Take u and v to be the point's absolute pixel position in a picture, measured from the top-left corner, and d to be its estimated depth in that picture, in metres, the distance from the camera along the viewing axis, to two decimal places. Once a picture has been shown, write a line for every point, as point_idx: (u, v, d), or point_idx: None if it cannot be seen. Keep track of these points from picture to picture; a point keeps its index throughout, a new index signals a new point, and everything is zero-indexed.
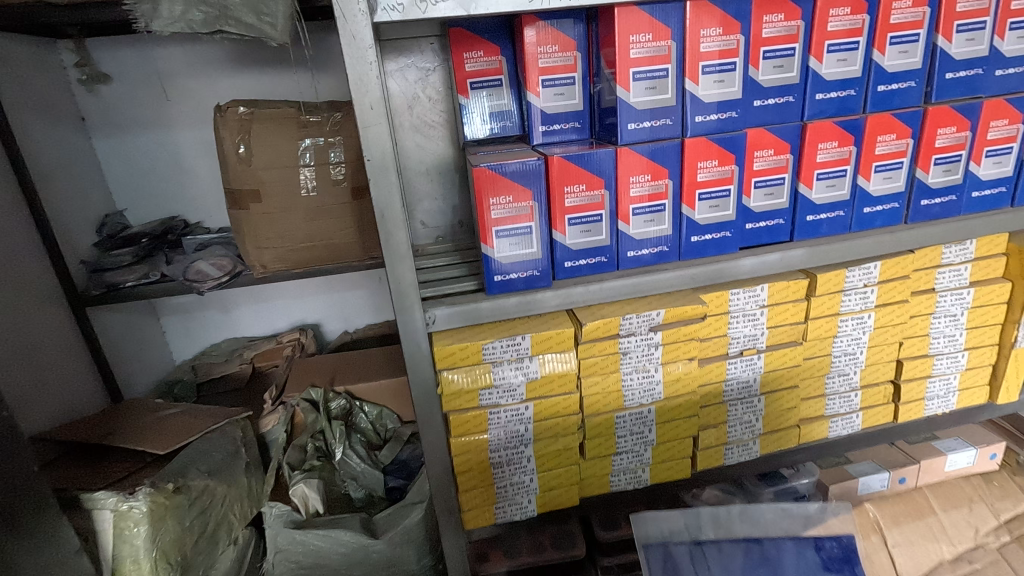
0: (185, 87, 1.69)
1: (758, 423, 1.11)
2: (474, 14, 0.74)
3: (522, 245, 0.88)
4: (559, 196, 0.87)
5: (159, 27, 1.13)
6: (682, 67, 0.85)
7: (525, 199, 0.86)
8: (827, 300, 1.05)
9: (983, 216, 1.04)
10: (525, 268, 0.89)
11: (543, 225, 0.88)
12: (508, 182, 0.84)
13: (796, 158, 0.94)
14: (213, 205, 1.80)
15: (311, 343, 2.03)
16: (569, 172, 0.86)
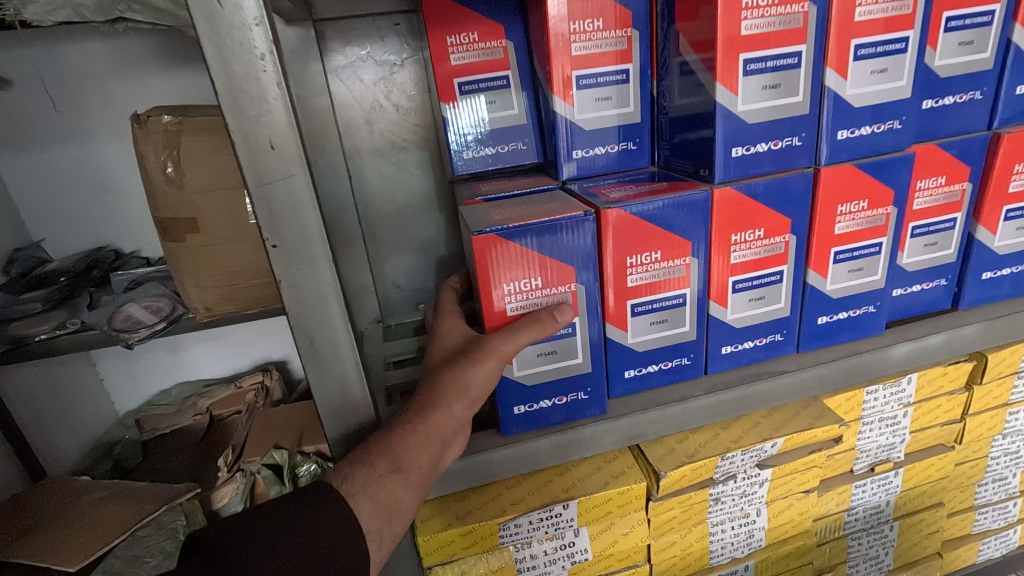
0: (98, 92, 1.08)
1: (887, 558, 0.78)
2: None
3: (559, 353, 0.53)
4: (615, 275, 0.52)
5: (32, 16, 0.69)
6: (824, 50, 0.50)
7: (563, 282, 0.51)
8: (995, 387, 0.71)
9: None
10: (564, 388, 0.54)
11: (594, 320, 0.53)
12: (533, 258, 0.49)
13: (975, 188, 0.60)
14: (149, 240, 1.19)
15: (277, 387, 1.41)
16: (631, 235, 0.51)
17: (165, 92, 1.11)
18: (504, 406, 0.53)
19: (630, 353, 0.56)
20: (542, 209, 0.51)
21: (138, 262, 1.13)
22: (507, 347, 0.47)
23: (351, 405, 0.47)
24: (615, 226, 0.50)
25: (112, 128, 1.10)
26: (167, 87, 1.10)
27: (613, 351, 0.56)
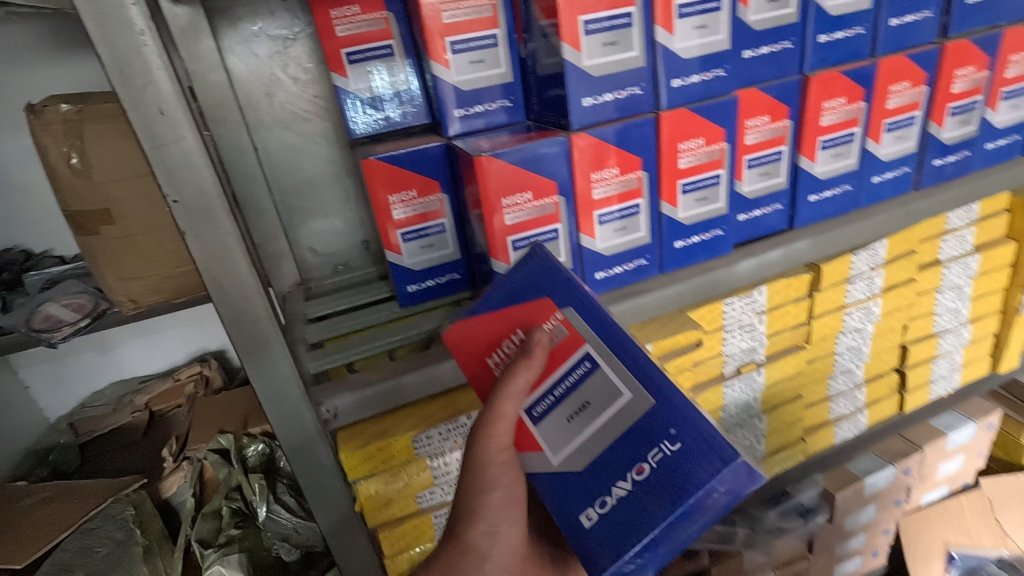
0: None
1: (759, 446, 0.92)
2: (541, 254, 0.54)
3: (591, 404, 0.45)
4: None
5: None
6: (652, 11, 0.59)
7: (547, 314, 0.49)
8: (832, 293, 0.85)
9: (998, 171, 0.86)
10: (641, 449, 0.42)
11: (625, 344, 0.45)
12: (501, 315, 0.52)
13: (795, 124, 0.71)
14: (65, 235, 1.21)
15: (218, 376, 1.48)
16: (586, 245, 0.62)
17: (65, 82, 1.12)
18: (569, 526, 0.45)
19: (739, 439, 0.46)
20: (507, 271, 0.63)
21: (50, 261, 1.15)
22: (496, 426, 0.47)
23: (266, 346, 0.52)
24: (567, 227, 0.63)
25: (12, 122, 1.10)
26: (65, 76, 1.11)
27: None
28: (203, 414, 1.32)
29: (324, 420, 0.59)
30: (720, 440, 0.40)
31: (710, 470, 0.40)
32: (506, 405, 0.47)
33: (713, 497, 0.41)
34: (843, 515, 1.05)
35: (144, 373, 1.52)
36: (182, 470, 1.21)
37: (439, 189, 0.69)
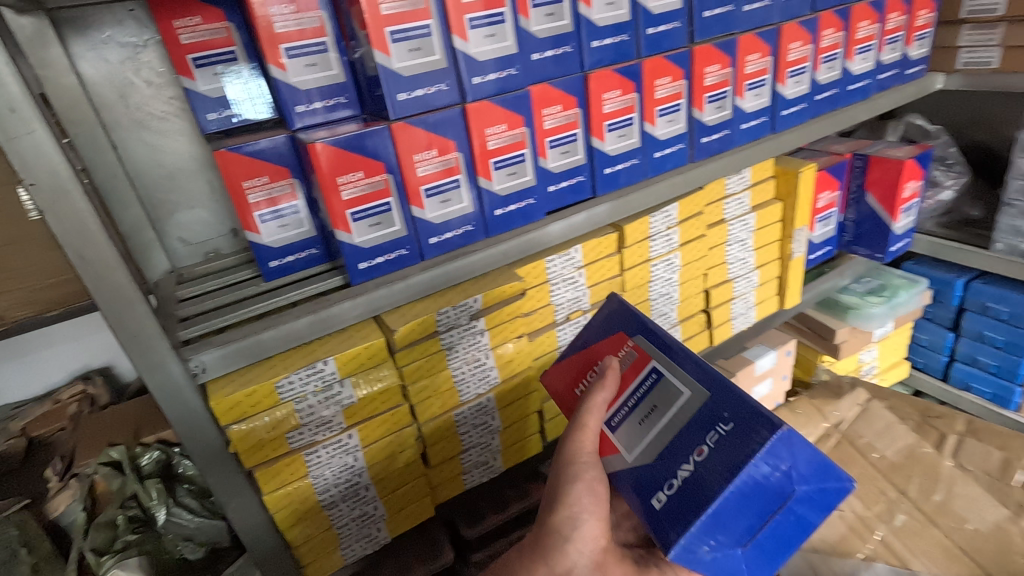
0: None
1: None
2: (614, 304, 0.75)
3: (658, 405, 0.60)
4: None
5: None
6: (446, 23, 0.74)
7: (623, 343, 0.68)
8: (637, 249, 1.06)
9: (753, 145, 1.11)
10: (704, 433, 0.55)
11: (685, 357, 0.61)
12: (593, 353, 0.72)
13: (584, 111, 0.89)
14: None
15: (103, 393, 1.50)
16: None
17: None
18: (646, 509, 0.56)
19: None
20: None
21: None
22: (580, 431, 0.62)
23: (132, 306, 0.63)
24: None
25: None
26: None
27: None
28: (88, 429, 1.34)
29: (194, 373, 0.70)
30: (766, 415, 0.52)
31: (762, 439, 0.50)
32: (590, 416, 0.63)
33: (768, 466, 0.51)
34: None
35: (17, 399, 1.50)
36: (70, 487, 1.20)
37: (290, 175, 0.78)
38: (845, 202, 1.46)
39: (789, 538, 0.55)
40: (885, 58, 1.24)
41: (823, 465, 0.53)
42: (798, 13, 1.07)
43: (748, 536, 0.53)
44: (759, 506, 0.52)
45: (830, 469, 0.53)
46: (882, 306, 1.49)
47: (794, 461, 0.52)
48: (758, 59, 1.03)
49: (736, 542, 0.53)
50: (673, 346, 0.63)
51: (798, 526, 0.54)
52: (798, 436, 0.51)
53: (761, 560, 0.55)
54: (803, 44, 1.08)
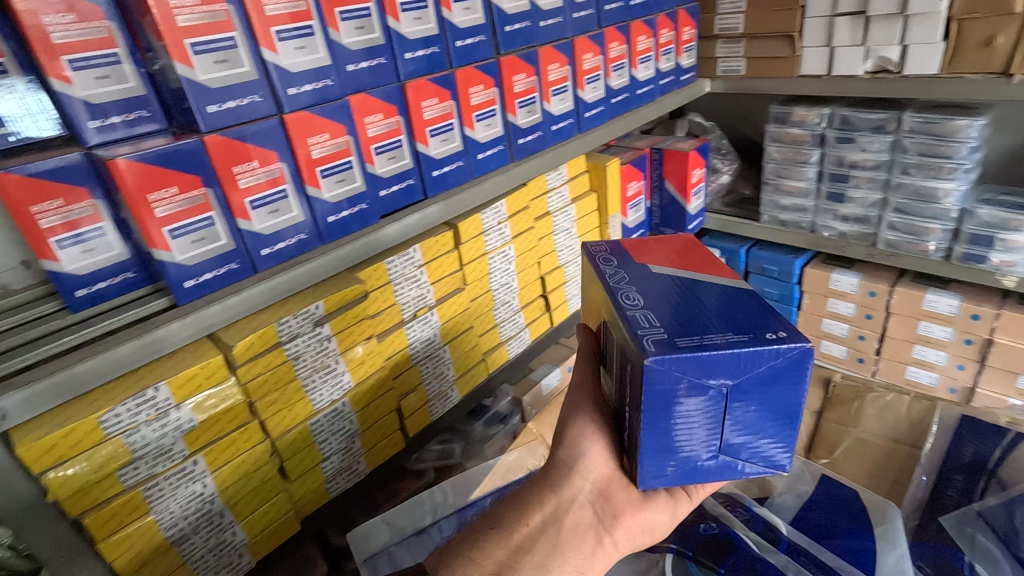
0: None
1: (450, 371, 1.16)
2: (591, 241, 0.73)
3: (609, 340, 0.59)
4: (706, 251, 0.66)
5: None
6: (253, 35, 0.74)
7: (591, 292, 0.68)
8: (474, 245, 1.14)
9: (565, 144, 1.25)
10: (623, 371, 0.52)
11: (612, 290, 0.58)
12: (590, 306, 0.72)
13: (406, 118, 0.94)
14: None
15: None
16: (661, 242, 0.70)
17: None
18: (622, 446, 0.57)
19: (738, 329, 0.49)
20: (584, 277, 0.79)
21: None
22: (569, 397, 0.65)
23: None
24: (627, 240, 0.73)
25: None
26: None
27: (670, 322, 0.50)
28: None
29: None
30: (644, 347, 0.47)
31: (641, 372, 0.47)
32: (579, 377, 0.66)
33: (668, 395, 0.47)
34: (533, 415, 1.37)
35: None
36: None
37: (90, 197, 0.72)
38: (650, 190, 1.70)
39: (774, 416, 0.50)
40: (663, 66, 1.47)
41: (746, 356, 0.46)
42: (587, 28, 1.23)
43: (717, 440, 0.50)
44: (697, 420, 0.49)
45: (757, 355, 0.46)
46: None
47: (695, 375, 0.47)
48: (558, 68, 1.17)
49: (705, 451, 0.51)
50: (602, 290, 0.61)
51: (765, 409, 0.49)
52: (674, 354, 0.46)
53: (758, 447, 0.51)
54: (594, 55, 1.24)
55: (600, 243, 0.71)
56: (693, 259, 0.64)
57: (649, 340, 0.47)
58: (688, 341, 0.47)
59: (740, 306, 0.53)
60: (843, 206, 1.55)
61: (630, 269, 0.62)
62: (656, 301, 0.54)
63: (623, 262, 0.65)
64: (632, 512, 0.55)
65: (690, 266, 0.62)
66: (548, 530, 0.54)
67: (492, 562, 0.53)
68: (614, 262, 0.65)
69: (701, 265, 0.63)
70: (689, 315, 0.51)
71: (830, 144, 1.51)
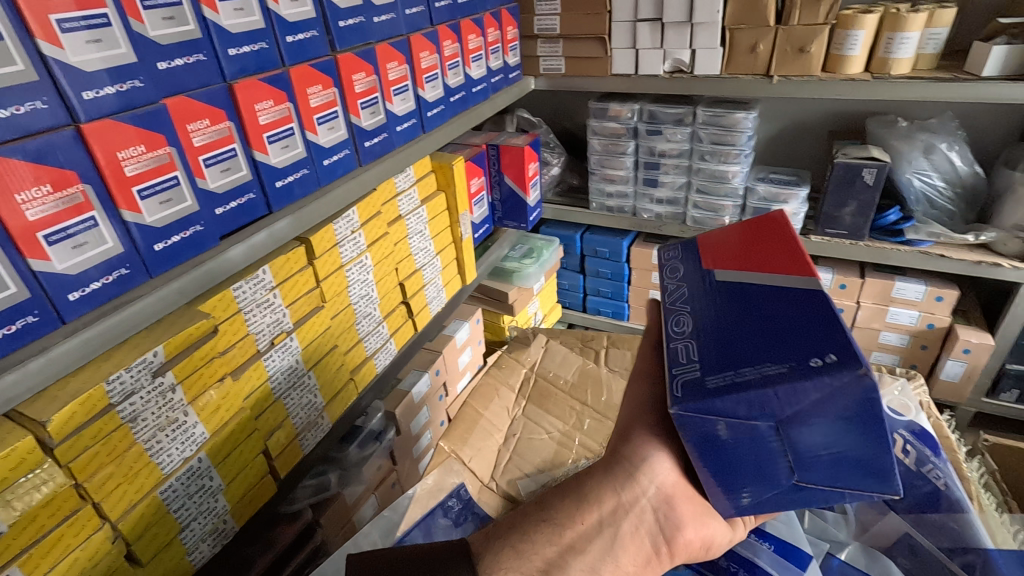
0: None
1: (317, 398, 1.07)
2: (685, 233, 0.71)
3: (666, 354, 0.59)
4: (790, 239, 0.62)
5: None
6: (25, 25, 0.58)
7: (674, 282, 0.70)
8: (329, 258, 1.05)
9: (411, 145, 1.22)
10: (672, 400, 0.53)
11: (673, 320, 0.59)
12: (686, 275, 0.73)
13: (237, 124, 0.83)
14: None
15: None
16: (741, 233, 0.68)
17: None
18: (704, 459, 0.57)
19: (781, 355, 0.47)
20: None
21: None
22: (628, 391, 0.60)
23: None
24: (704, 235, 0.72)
25: None
26: None
27: (706, 356, 0.51)
28: None
29: None
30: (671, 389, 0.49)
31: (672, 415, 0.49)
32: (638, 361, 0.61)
33: (709, 434, 0.48)
34: (408, 425, 1.33)
35: None
36: None
37: None
38: (490, 185, 1.74)
39: (850, 441, 0.46)
40: (492, 64, 1.50)
41: (783, 392, 0.45)
42: (419, 26, 1.20)
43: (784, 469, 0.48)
44: (753, 453, 0.49)
45: (796, 390, 0.44)
46: (535, 265, 1.80)
47: (731, 415, 0.47)
48: (396, 67, 1.13)
49: (781, 483, 0.49)
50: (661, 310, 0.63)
51: (829, 436, 0.46)
52: (698, 396, 0.47)
53: (842, 478, 0.47)
54: (430, 53, 1.22)
55: (674, 248, 0.72)
56: (769, 254, 0.61)
57: (678, 386, 0.49)
58: (718, 381, 0.48)
59: (792, 319, 0.51)
60: (656, 190, 1.76)
61: (690, 280, 0.63)
62: (699, 326, 0.55)
63: (688, 271, 0.65)
64: (695, 526, 0.54)
65: (760, 264, 0.60)
66: (605, 532, 0.52)
67: (540, 559, 0.50)
68: (680, 271, 0.67)
69: (775, 258, 0.60)
70: (738, 343, 0.51)
71: (642, 137, 1.69)
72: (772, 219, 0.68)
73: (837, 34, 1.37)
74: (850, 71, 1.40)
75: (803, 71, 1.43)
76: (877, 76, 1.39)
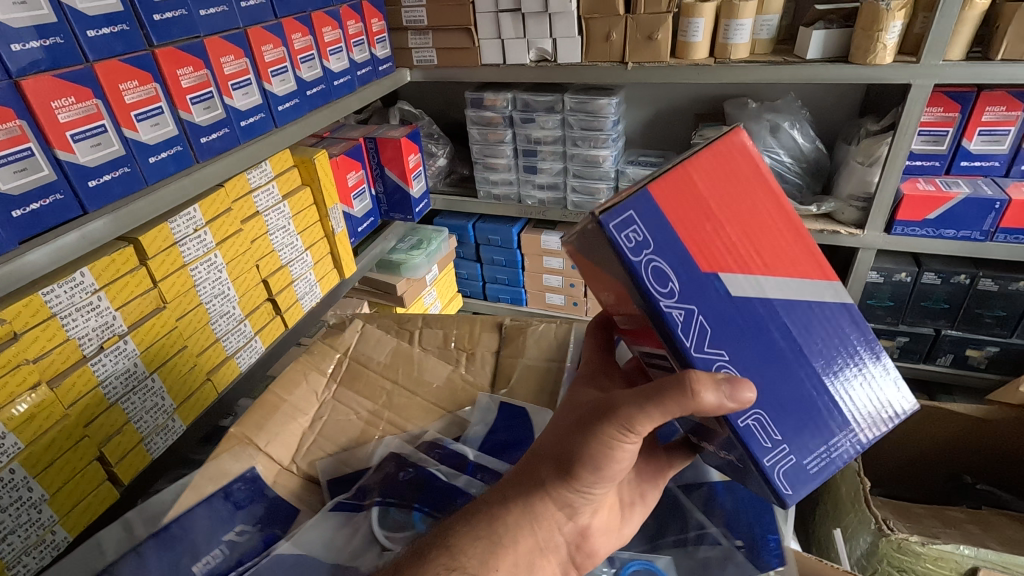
0: None
1: (166, 401, 1.05)
2: (708, 161, 0.47)
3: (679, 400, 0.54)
4: (776, 189, 0.48)
5: None
6: None
7: (717, 266, 0.47)
8: (167, 256, 1.03)
9: (260, 140, 1.20)
10: (726, 447, 0.54)
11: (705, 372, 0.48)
12: (698, 237, 0.46)
13: (32, 122, 0.80)
14: None
15: None
16: (715, 181, 0.47)
17: None
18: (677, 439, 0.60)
19: (855, 412, 0.52)
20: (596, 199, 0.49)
21: None
22: (607, 433, 0.50)
23: None
24: (663, 187, 0.46)
25: None
26: None
27: (786, 428, 0.50)
28: None
29: None
30: (779, 489, 0.51)
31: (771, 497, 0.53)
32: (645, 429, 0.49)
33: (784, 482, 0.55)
34: None
35: None
36: None
37: None
38: (372, 179, 1.74)
39: None
40: (356, 57, 1.49)
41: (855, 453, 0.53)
42: (260, 17, 1.17)
43: None
44: None
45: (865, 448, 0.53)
46: (424, 256, 1.82)
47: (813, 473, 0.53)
48: (232, 61, 1.11)
49: None
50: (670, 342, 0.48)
51: None
52: (804, 488, 0.51)
53: None
54: (275, 46, 1.20)
55: (636, 226, 0.45)
56: (767, 232, 0.48)
57: (785, 482, 0.51)
58: (815, 464, 0.51)
59: (847, 356, 0.51)
60: (537, 176, 1.81)
61: (707, 304, 0.47)
62: (760, 380, 0.49)
63: (689, 283, 0.46)
64: (615, 539, 0.58)
65: (768, 255, 0.48)
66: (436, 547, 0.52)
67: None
68: (677, 284, 0.46)
69: (774, 232, 0.49)
70: (810, 410, 0.51)
71: (518, 125, 1.74)
72: (737, 148, 0.48)
73: (681, 21, 1.45)
74: (695, 56, 1.48)
75: (654, 58, 1.50)
76: (720, 61, 1.47)
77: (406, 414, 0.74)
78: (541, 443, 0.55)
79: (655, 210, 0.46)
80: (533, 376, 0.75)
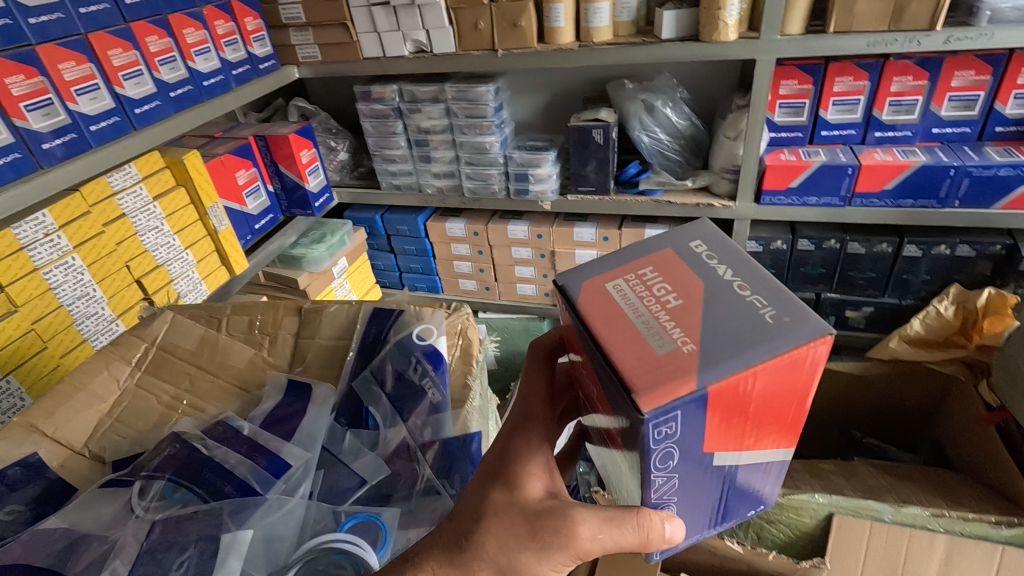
0: None
1: (25, 399, 1.10)
2: (771, 374, 0.46)
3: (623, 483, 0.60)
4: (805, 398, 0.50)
5: None
6: None
7: (715, 443, 0.50)
8: (14, 261, 1.07)
9: (116, 143, 1.23)
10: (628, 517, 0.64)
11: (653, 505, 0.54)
12: (715, 426, 0.49)
13: None
14: None
15: None
16: (769, 384, 0.47)
17: None
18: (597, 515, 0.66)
19: (730, 514, 0.62)
20: (650, 361, 0.46)
21: None
22: (560, 557, 0.53)
23: None
24: (718, 393, 0.45)
25: None
26: None
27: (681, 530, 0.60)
28: None
29: None
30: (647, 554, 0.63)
31: None
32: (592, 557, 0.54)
33: None
34: None
35: None
36: None
37: None
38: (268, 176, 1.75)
39: None
40: (229, 57, 1.51)
41: None
42: (106, 22, 1.19)
43: None
44: None
45: None
46: (324, 248, 1.85)
47: None
48: (73, 67, 1.13)
49: None
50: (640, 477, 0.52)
51: None
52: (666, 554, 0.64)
53: None
54: (124, 50, 1.23)
55: (674, 422, 0.46)
56: (772, 421, 0.52)
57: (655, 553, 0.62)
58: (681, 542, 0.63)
59: (753, 487, 0.59)
60: (432, 165, 1.85)
61: (687, 469, 0.51)
62: (687, 503, 0.56)
63: (684, 454, 0.50)
64: None
65: (762, 433, 0.52)
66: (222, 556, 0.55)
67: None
68: (675, 458, 0.49)
69: (778, 420, 0.52)
70: (708, 516, 0.60)
71: (406, 116, 1.77)
72: (812, 359, 0.47)
73: (543, 8, 1.49)
74: (561, 41, 1.53)
75: (522, 44, 1.54)
76: (584, 44, 1.51)
77: (207, 396, 0.78)
78: (476, 534, 0.54)
79: (701, 409, 0.46)
80: (325, 354, 0.79)
